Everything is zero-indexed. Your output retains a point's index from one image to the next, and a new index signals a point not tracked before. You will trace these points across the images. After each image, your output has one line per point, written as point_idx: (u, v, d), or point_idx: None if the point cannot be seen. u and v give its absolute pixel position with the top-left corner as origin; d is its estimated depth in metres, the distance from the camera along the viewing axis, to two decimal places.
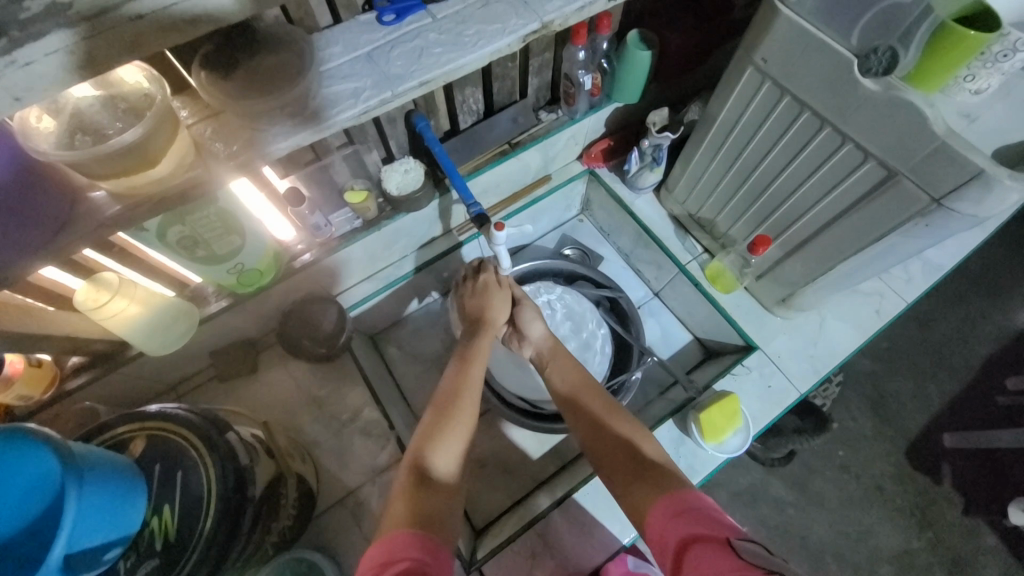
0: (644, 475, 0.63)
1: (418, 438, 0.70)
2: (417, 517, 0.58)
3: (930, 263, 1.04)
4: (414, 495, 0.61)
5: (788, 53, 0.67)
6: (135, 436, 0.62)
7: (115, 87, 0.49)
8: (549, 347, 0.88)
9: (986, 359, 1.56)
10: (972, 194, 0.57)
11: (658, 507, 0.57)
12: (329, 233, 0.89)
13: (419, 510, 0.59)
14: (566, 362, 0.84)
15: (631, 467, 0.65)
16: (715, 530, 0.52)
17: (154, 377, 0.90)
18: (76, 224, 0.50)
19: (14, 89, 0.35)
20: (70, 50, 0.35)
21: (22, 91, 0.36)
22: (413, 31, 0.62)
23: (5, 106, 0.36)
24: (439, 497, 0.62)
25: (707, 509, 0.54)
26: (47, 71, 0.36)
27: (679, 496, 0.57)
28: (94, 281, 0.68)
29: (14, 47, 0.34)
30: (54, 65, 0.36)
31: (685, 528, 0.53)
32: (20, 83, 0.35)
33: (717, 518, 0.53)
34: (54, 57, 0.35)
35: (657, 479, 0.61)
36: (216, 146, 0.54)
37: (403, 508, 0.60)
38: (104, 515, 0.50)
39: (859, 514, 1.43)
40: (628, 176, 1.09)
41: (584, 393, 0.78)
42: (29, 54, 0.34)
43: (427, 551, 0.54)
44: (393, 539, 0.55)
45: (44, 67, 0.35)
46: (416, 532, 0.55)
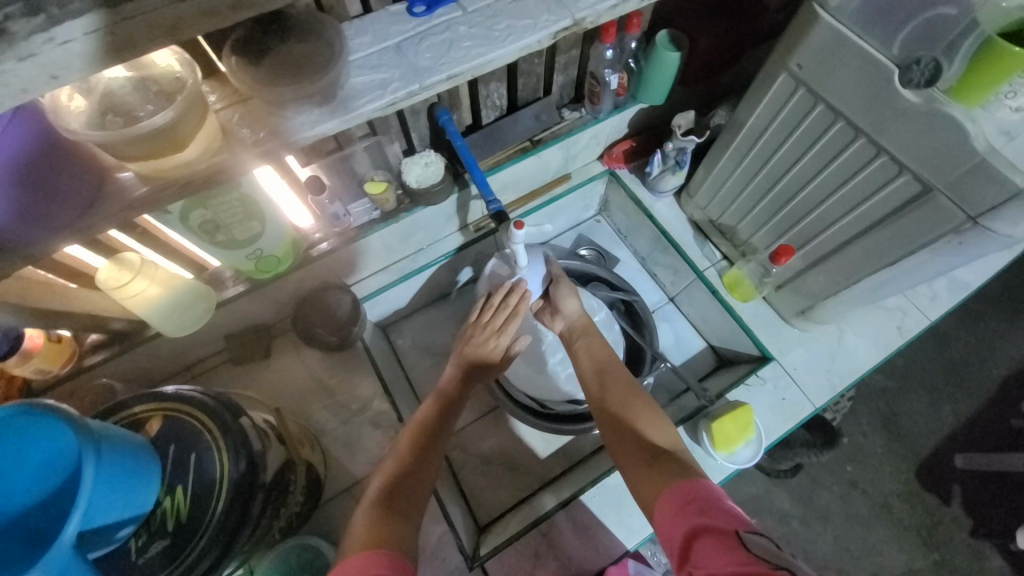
0: (655, 461, 0.64)
1: (426, 413, 0.80)
2: (382, 539, 0.58)
3: (956, 281, 1.01)
4: (381, 521, 0.61)
5: (825, 60, 0.65)
6: (151, 416, 0.63)
7: (146, 70, 0.49)
8: (584, 323, 0.89)
9: (1004, 381, 1.53)
10: (1010, 214, 0.55)
11: (666, 499, 0.56)
12: (348, 223, 0.89)
13: (377, 534, 0.59)
14: (594, 340, 0.86)
15: (645, 454, 0.66)
16: (724, 521, 0.50)
17: (169, 358, 0.91)
18: (102, 204, 0.50)
19: (51, 67, 0.35)
20: (108, 30, 0.35)
21: (59, 70, 0.36)
22: (442, 23, 0.62)
23: (41, 84, 0.36)
24: (400, 526, 0.61)
25: (718, 501, 0.53)
26: (85, 50, 0.36)
27: (689, 487, 0.56)
28: (116, 261, 0.69)
29: (52, 24, 0.34)
30: (91, 44, 0.35)
31: (691, 520, 0.52)
32: (57, 61, 0.35)
33: (726, 508, 0.52)
34: (92, 36, 0.35)
35: (667, 466, 0.62)
36: (243, 132, 0.54)
37: (368, 535, 0.59)
38: (118, 495, 0.51)
39: (865, 531, 1.41)
40: (649, 178, 1.07)
41: (606, 382, 0.79)
42: (68, 32, 0.34)
43: (390, 569, 0.53)
44: (362, 562, 0.53)
45: (82, 46, 0.35)
46: (381, 552, 0.55)
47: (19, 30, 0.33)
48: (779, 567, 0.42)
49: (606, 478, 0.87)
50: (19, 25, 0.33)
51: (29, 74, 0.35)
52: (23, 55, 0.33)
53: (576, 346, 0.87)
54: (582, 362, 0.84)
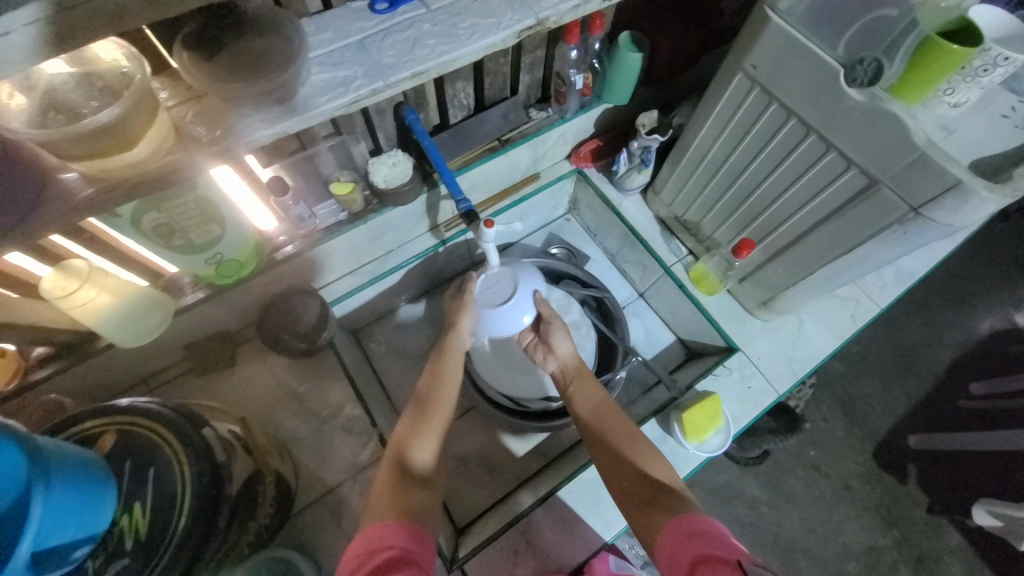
0: (656, 502, 0.63)
1: (404, 433, 0.71)
2: (408, 511, 0.60)
3: (903, 270, 1.07)
4: (397, 488, 0.63)
5: (777, 60, 0.68)
6: (103, 431, 0.59)
7: (89, 65, 0.47)
8: (575, 364, 0.87)
9: (951, 364, 1.63)
10: (948, 204, 0.59)
11: (670, 531, 0.57)
12: (313, 225, 0.87)
13: (404, 501, 0.61)
14: (589, 385, 0.83)
15: (647, 493, 0.65)
16: (726, 552, 0.51)
17: (124, 370, 0.87)
18: (45, 207, 0.47)
19: None
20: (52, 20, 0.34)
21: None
22: (406, 21, 0.61)
23: None
24: (421, 493, 0.64)
25: (722, 535, 0.54)
26: (26, 41, 0.34)
27: (691, 520, 0.57)
28: (62, 269, 0.65)
29: None
30: (33, 36, 0.34)
31: (696, 549, 0.53)
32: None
33: (729, 543, 0.53)
34: (33, 28, 0.34)
35: (671, 503, 0.61)
36: (198, 130, 0.52)
37: (391, 498, 0.61)
38: (73, 513, 0.48)
39: (829, 512, 1.48)
40: (616, 176, 1.09)
41: (606, 418, 0.77)
42: (8, 24, 0.33)
43: (410, 538, 0.56)
44: (380, 529, 0.56)
45: (23, 39, 0.34)
46: (408, 522, 0.57)
47: None
48: None
49: (582, 473, 0.88)
50: None
51: None
52: None
53: (570, 396, 0.84)
54: (580, 409, 0.81)
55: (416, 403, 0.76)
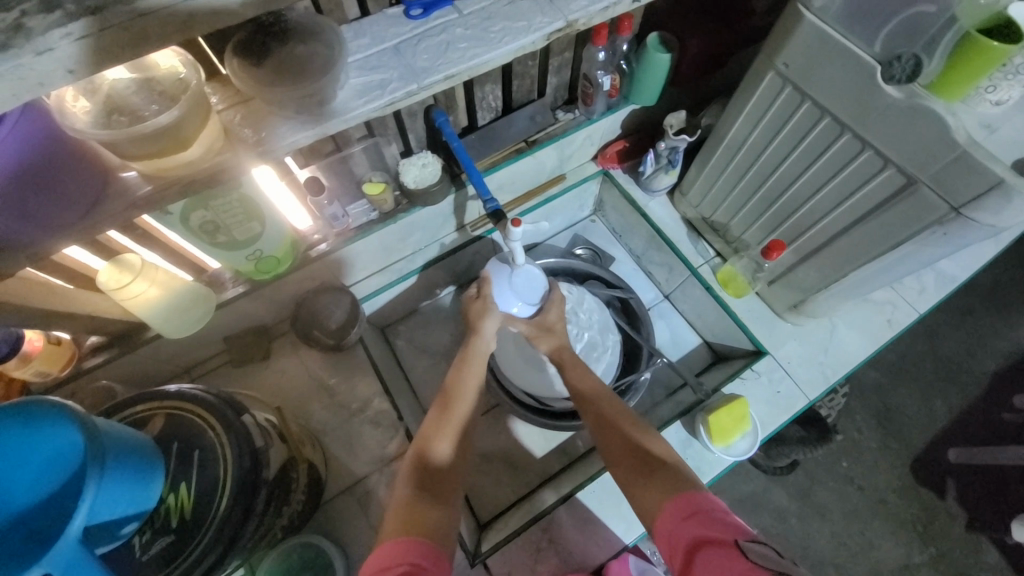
0: (652, 477, 0.62)
1: (426, 431, 0.74)
2: (424, 526, 0.60)
3: (943, 274, 1.03)
4: (418, 500, 0.63)
5: (810, 59, 0.67)
6: (153, 415, 0.63)
7: (149, 71, 0.50)
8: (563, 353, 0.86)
9: (995, 375, 1.55)
10: (991, 203, 0.57)
11: (668, 510, 0.56)
12: (346, 224, 0.90)
13: (408, 518, 0.60)
14: (579, 369, 0.82)
15: (639, 466, 0.65)
16: (723, 532, 0.51)
17: (169, 360, 0.91)
18: (105, 204, 0.51)
19: (67, 62, 0.36)
20: (125, 25, 0.36)
21: (74, 65, 0.37)
22: (440, 25, 0.63)
23: (58, 78, 0.37)
24: (439, 509, 0.63)
25: (720, 512, 0.54)
26: (100, 45, 0.37)
27: (688, 500, 0.56)
28: (117, 263, 0.70)
29: (70, 20, 0.35)
30: (107, 40, 0.37)
31: (694, 531, 0.53)
32: (72, 56, 0.36)
33: (728, 520, 0.53)
34: (107, 33, 0.36)
35: (667, 479, 0.61)
36: (245, 132, 0.55)
37: (404, 514, 0.61)
38: (124, 491, 0.51)
39: (861, 526, 1.43)
40: (643, 177, 1.09)
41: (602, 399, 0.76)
42: (82, 28, 0.35)
43: (424, 555, 0.56)
44: (395, 546, 0.57)
45: (96, 42, 0.36)
46: (424, 541, 0.57)
47: (35, 26, 0.34)
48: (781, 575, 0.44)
49: (605, 473, 0.88)
50: (35, 21, 0.34)
51: (46, 69, 0.36)
52: (41, 49, 0.35)
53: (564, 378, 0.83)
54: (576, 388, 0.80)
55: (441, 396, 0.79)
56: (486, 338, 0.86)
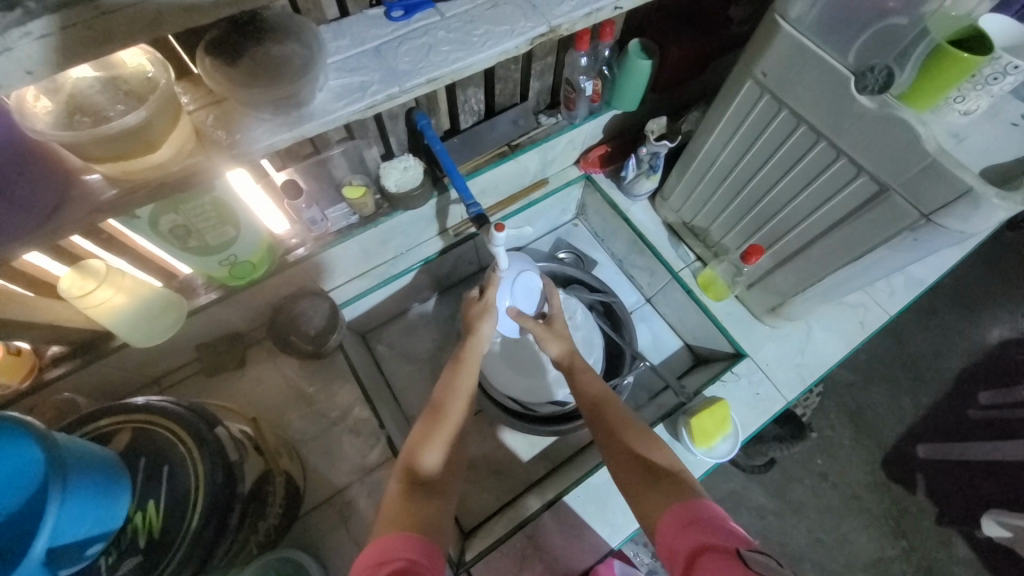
0: (656, 485, 0.62)
1: (412, 442, 0.71)
2: (415, 522, 0.60)
3: (912, 277, 1.07)
4: (410, 501, 0.63)
5: (787, 68, 0.69)
6: (119, 429, 0.60)
7: (114, 70, 0.48)
8: (569, 358, 0.85)
9: (960, 373, 1.62)
10: (960, 210, 0.59)
11: (668, 518, 0.57)
12: (325, 228, 0.88)
13: (412, 515, 0.61)
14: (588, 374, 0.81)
15: (642, 474, 0.65)
16: (725, 540, 0.51)
17: (138, 370, 0.88)
18: (67, 208, 0.48)
19: (27, 61, 0.34)
20: (88, 23, 0.35)
21: (33, 65, 0.35)
22: (422, 28, 0.62)
23: (17, 79, 0.35)
24: (429, 506, 0.63)
25: (718, 519, 0.54)
26: (62, 45, 0.35)
27: (690, 506, 0.57)
28: (80, 269, 0.66)
29: (29, 18, 0.33)
30: (70, 40, 0.35)
31: (697, 537, 0.53)
32: (32, 55, 0.34)
33: (729, 528, 0.53)
34: (70, 31, 0.34)
35: (671, 488, 0.61)
36: (218, 134, 0.53)
37: (397, 510, 0.62)
38: (90, 509, 0.49)
39: (837, 522, 1.47)
40: (624, 182, 1.09)
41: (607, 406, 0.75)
42: (44, 26, 0.34)
43: (418, 550, 0.56)
44: (385, 542, 0.57)
45: (59, 40, 0.35)
46: (417, 536, 0.57)
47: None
48: None
49: (590, 477, 0.88)
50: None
51: (4, 70, 0.34)
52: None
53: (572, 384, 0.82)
54: (582, 390, 0.80)
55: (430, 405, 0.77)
56: (470, 343, 0.85)
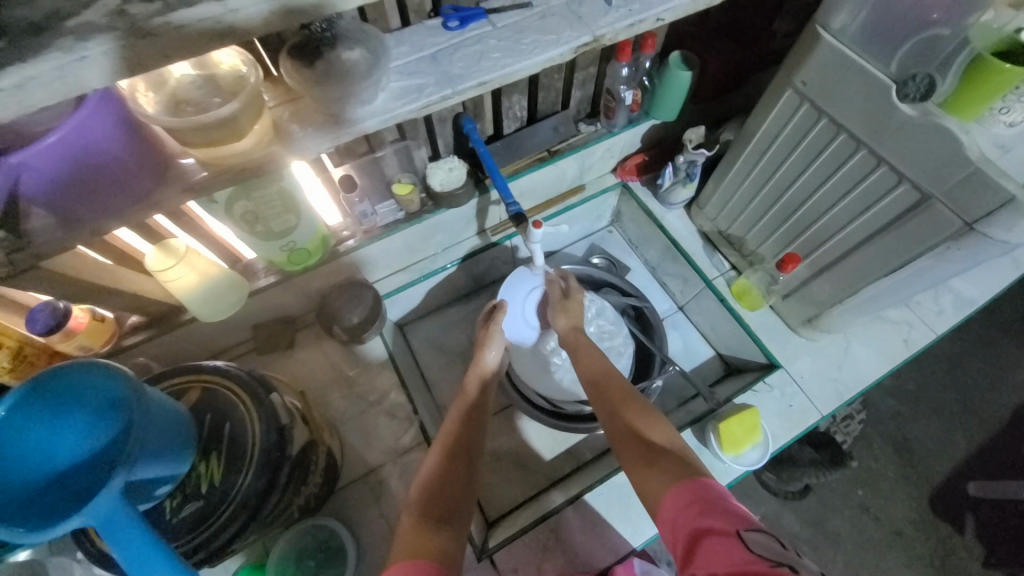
0: (657, 462, 0.64)
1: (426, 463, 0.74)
2: (432, 549, 0.59)
3: (961, 297, 1.03)
4: (421, 533, 0.61)
5: (827, 77, 0.70)
6: (189, 388, 0.67)
7: (210, 68, 0.56)
8: (573, 335, 0.91)
9: (1020, 408, 1.52)
10: (1004, 219, 0.58)
11: (670, 500, 0.57)
12: (373, 222, 0.95)
13: (423, 543, 0.60)
14: (591, 353, 0.86)
15: (642, 453, 0.66)
16: (724, 521, 0.52)
17: (200, 344, 0.96)
18: (167, 185, 0.56)
19: (167, 49, 0.40)
20: (219, 19, 0.39)
21: (169, 50, 0.40)
22: (475, 37, 0.68)
23: (156, 61, 0.40)
24: (447, 540, 0.61)
25: (721, 501, 0.54)
26: (193, 34, 0.39)
27: (690, 487, 0.57)
28: (163, 248, 0.74)
29: (168, 10, 0.37)
30: (199, 29, 0.39)
31: (695, 521, 0.53)
32: (170, 43, 0.39)
33: (728, 507, 0.54)
34: (202, 24, 0.39)
35: (672, 466, 0.62)
36: (294, 127, 0.60)
37: (411, 542, 0.60)
38: (165, 451, 0.55)
39: (877, 558, 1.39)
40: (660, 190, 1.11)
41: (607, 387, 0.78)
42: (181, 17, 0.38)
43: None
44: (406, 567, 0.55)
45: (193, 30, 0.39)
46: (432, 563, 0.56)
47: (140, 13, 0.37)
48: (781, 565, 0.45)
49: (614, 476, 0.89)
50: (138, 8, 0.37)
51: (149, 55, 0.39)
52: (143, 33, 0.37)
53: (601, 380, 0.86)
54: (585, 373, 0.83)
55: (467, 404, 0.84)
56: None
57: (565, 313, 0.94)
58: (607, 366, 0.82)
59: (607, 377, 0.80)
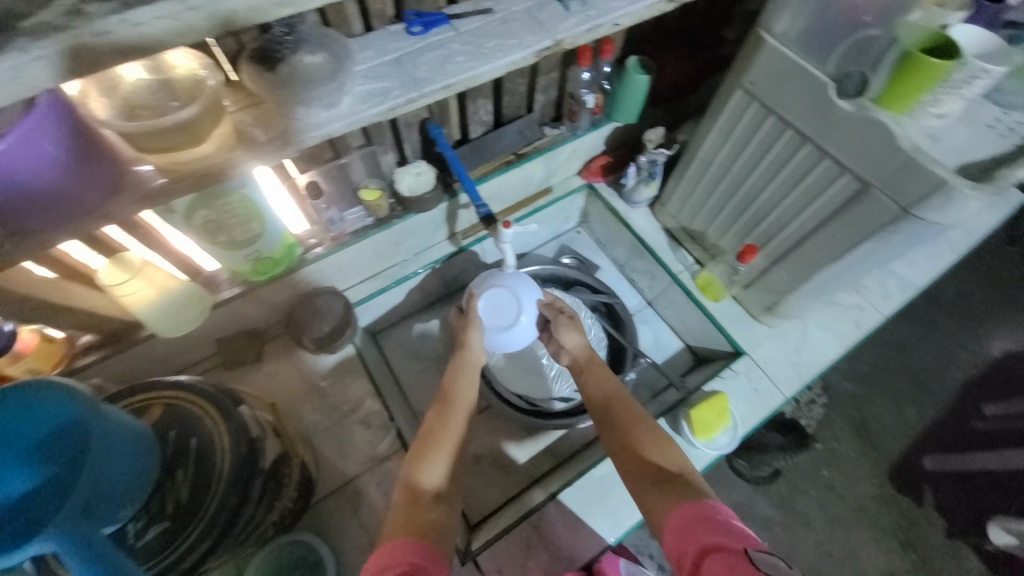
0: (667, 489, 0.65)
1: (409, 465, 0.72)
2: (417, 527, 0.62)
3: (904, 280, 1.11)
4: (415, 510, 0.66)
5: (772, 77, 0.75)
6: (151, 405, 0.64)
7: (163, 72, 0.54)
8: (587, 355, 0.89)
9: (964, 385, 1.63)
10: (935, 203, 0.63)
11: (677, 517, 0.59)
12: (342, 229, 0.94)
13: (414, 522, 0.63)
14: (600, 371, 0.85)
15: (653, 479, 0.67)
16: (732, 540, 0.53)
17: (161, 362, 0.92)
18: (125, 192, 0.53)
19: (123, 45, 0.41)
20: (175, 17, 0.41)
21: (128, 47, 0.41)
22: (438, 42, 0.69)
23: (111, 59, 0.41)
24: (439, 515, 0.66)
25: (728, 522, 0.56)
26: (153, 31, 0.41)
27: (698, 507, 0.59)
28: (116, 262, 0.72)
29: (126, 8, 0.39)
30: (160, 27, 0.41)
31: (703, 539, 0.55)
32: (127, 38, 0.40)
33: (735, 528, 0.55)
34: (162, 22, 0.41)
35: (680, 490, 0.63)
36: (256, 132, 0.59)
37: (405, 517, 0.64)
38: (122, 469, 0.52)
39: (844, 535, 1.46)
40: (625, 189, 1.15)
41: (614, 407, 0.79)
42: (139, 15, 0.39)
43: (423, 555, 0.58)
44: (394, 546, 0.59)
45: (152, 28, 0.41)
46: (419, 541, 0.59)
47: (95, 11, 0.38)
48: None
49: (592, 469, 0.90)
50: (94, 8, 0.38)
51: (106, 52, 0.40)
52: (99, 32, 0.39)
53: (580, 381, 0.87)
54: (590, 393, 0.84)
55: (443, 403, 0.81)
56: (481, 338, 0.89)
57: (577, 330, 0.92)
58: (618, 386, 0.82)
59: (614, 397, 0.81)
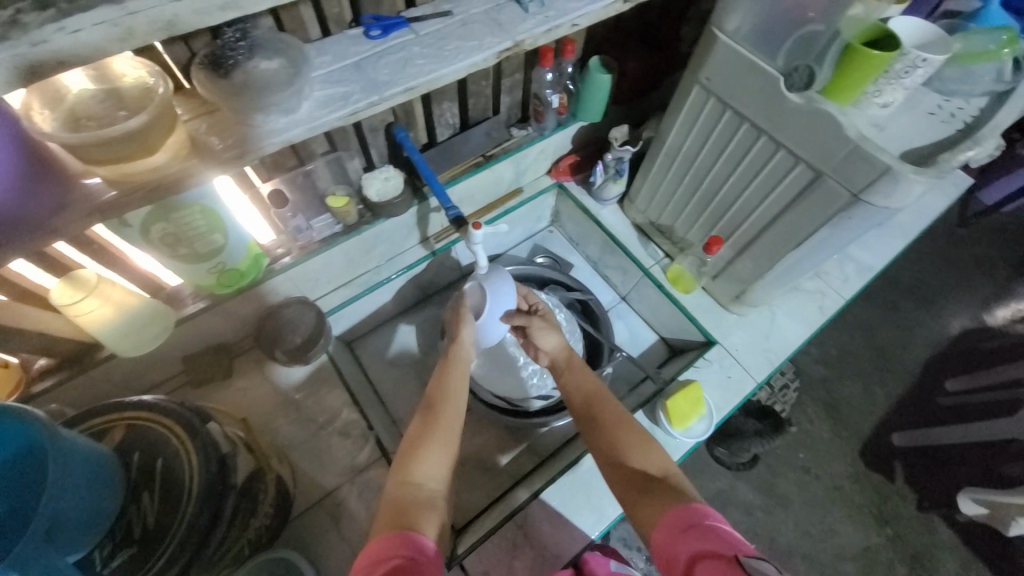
0: (653, 494, 0.65)
1: (400, 461, 0.70)
2: (398, 517, 0.61)
3: (863, 264, 1.16)
4: (405, 501, 0.64)
5: (726, 73, 0.77)
6: (112, 427, 0.62)
7: (110, 80, 0.53)
8: (565, 356, 0.91)
9: (926, 362, 1.71)
10: (882, 187, 0.66)
11: (666, 523, 0.59)
12: (310, 237, 0.91)
13: (397, 514, 0.62)
14: (582, 371, 0.86)
15: (638, 483, 0.68)
16: (723, 547, 0.54)
17: (124, 383, 0.88)
18: (73, 206, 0.51)
19: (61, 54, 0.39)
20: (115, 22, 0.40)
21: (66, 55, 0.39)
22: (397, 45, 0.68)
23: (50, 68, 0.40)
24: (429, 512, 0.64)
25: (719, 529, 0.56)
26: (92, 38, 0.40)
27: (688, 511, 0.59)
28: (70, 280, 0.69)
29: (63, 16, 0.38)
30: (98, 34, 0.40)
31: (694, 546, 0.55)
32: (65, 47, 0.39)
33: (726, 536, 0.55)
34: (101, 27, 0.39)
35: (665, 492, 0.64)
36: (212, 140, 0.57)
37: (391, 509, 0.63)
38: (84, 493, 0.50)
39: (822, 514, 1.51)
40: (594, 187, 1.17)
41: (598, 407, 0.80)
42: (76, 22, 0.38)
43: (417, 548, 0.57)
44: (385, 538, 0.57)
45: (89, 35, 0.39)
46: (406, 533, 0.58)
47: (31, 21, 0.37)
48: None
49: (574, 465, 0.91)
50: (30, 18, 0.37)
51: (44, 60, 0.39)
52: (36, 41, 0.37)
53: (562, 381, 0.88)
54: (574, 395, 0.84)
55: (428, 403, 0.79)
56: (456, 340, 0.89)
57: (553, 330, 0.92)
58: (599, 385, 0.83)
59: (597, 397, 0.81)
